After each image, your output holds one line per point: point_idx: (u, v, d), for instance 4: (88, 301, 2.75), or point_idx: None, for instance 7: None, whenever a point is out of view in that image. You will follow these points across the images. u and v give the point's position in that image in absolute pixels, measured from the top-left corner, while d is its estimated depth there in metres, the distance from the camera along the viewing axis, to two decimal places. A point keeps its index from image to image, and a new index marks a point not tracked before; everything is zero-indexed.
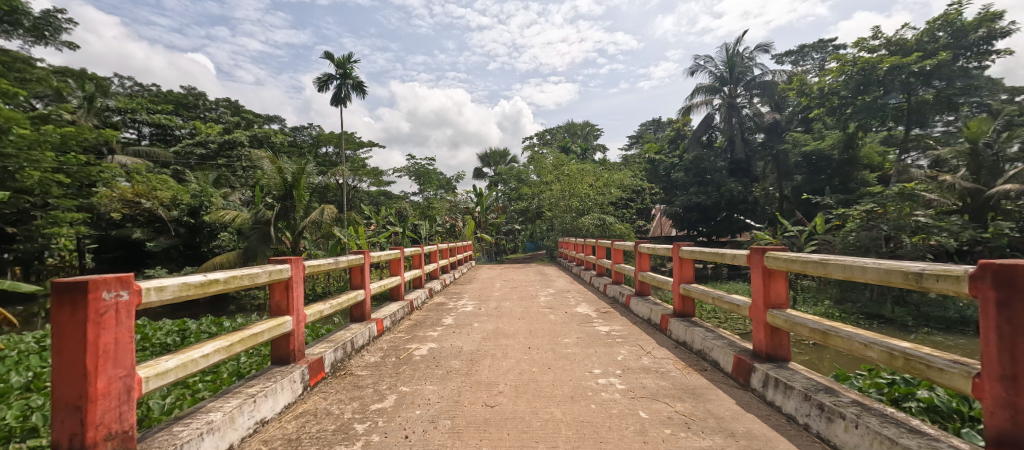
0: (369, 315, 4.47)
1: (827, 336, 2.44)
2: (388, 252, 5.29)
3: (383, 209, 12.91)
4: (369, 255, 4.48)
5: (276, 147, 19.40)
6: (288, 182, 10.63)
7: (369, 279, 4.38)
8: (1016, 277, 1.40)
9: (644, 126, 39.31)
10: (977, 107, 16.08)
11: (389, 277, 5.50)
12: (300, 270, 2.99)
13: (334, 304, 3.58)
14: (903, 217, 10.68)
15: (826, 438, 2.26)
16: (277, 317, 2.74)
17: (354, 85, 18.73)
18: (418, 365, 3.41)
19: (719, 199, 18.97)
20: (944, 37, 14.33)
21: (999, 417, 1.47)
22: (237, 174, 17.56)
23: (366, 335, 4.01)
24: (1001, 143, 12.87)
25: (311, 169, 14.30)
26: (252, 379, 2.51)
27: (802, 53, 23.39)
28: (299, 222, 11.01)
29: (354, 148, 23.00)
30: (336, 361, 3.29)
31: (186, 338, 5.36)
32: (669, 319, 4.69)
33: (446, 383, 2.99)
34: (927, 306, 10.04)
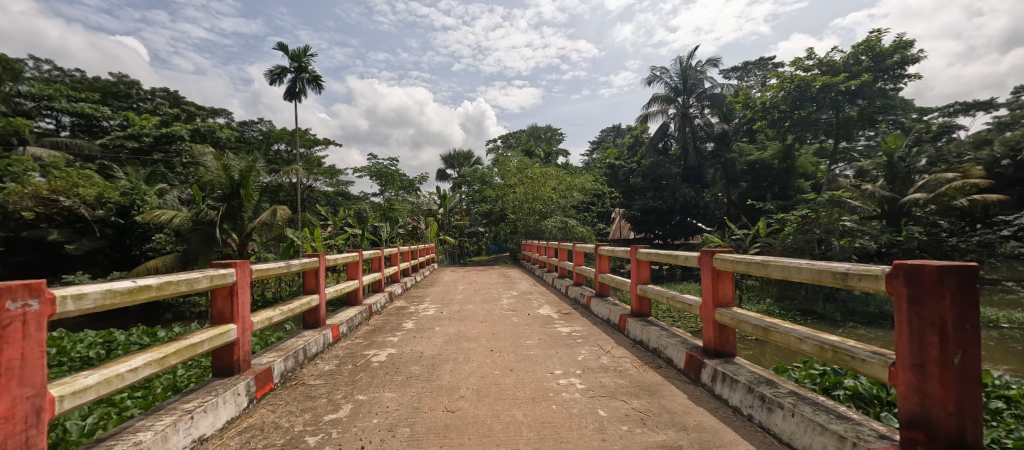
0: (324, 321, 4.34)
1: (768, 331, 2.65)
2: (346, 255, 5.16)
3: (341, 210, 12.51)
4: (324, 258, 4.35)
5: (222, 143, 18.27)
6: (236, 180, 10.08)
7: (324, 283, 4.26)
8: (921, 275, 1.61)
9: (604, 132, 40.61)
10: (894, 124, 17.92)
11: (347, 281, 5.35)
12: (247, 275, 2.87)
13: (287, 309, 3.45)
14: (833, 222, 11.70)
15: (766, 427, 2.45)
16: (221, 326, 2.62)
17: (309, 79, 18.04)
18: (377, 372, 3.37)
19: (674, 204, 19.94)
20: (866, 60, 15.90)
21: (909, 401, 1.68)
22: (176, 171, 16.34)
23: (320, 342, 3.90)
24: (913, 157, 14.60)
25: (261, 167, 13.61)
26: (190, 394, 2.38)
27: (746, 69, 25.09)
28: (247, 223, 10.46)
29: (308, 145, 22.12)
30: (286, 371, 3.18)
31: (112, 351, 4.96)
32: (627, 319, 4.88)
33: (405, 389, 2.98)
34: (853, 303, 11.03)
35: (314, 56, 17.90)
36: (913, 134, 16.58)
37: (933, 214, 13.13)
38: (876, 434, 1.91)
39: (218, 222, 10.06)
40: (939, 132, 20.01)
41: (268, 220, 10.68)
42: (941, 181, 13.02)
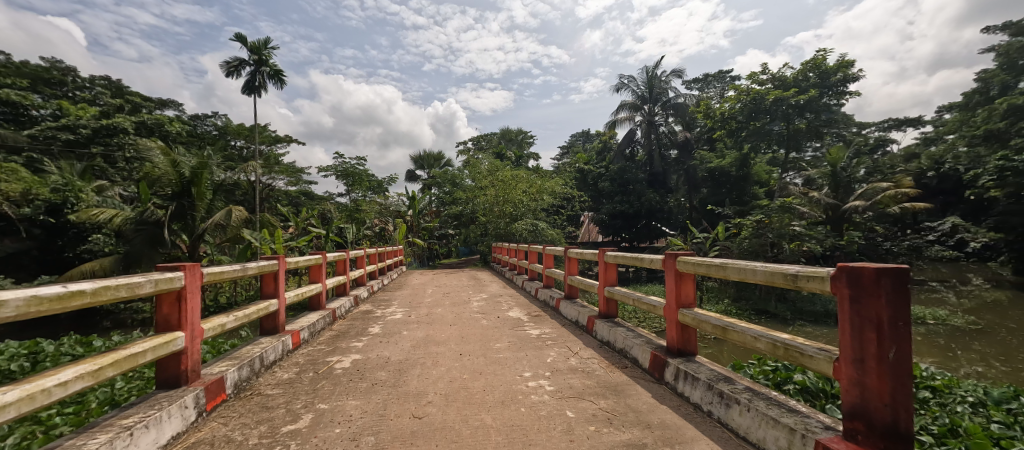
0: (283, 327, 4.20)
1: (726, 331, 2.80)
2: (309, 257, 5.00)
3: (304, 211, 12.05)
4: (284, 261, 4.21)
5: (171, 137, 17.23)
6: (186, 176, 9.50)
7: (284, 287, 4.12)
8: (861, 276, 1.78)
9: (574, 137, 41.43)
10: (837, 137, 19.33)
11: (310, 284, 5.19)
12: (196, 279, 2.74)
13: (242, 315, 3.32)
14: (784, 227, 12.47)
15: (725, 422, 2.60)
16: (166, 334, 2.50)
17: (270, 74, 17.42)
18: (341, 379, 3.31)
19: (640, 208, 20.59)
20: (814, 77, 17.03)
21: (851, 394, 1.84)
22: (120, 166, 15.28)
23: (278, 349, 3.78)
24: (853, 167, 15.69)
25: (215, 164, 12.93)
26: (129, 409, 2.25)
27: (706, 81, 26.34)
28: (198, 224, 9.90)
29: (268, 142, 21.25)
30: (240, 381, 3.06)
31: (39, 364, 4.59)
32: (595, 321, 5.01)
33: (370, 396, 2.94)
34: (801, 303, 11.76)
35: (276, 49, 17.28)
36: (853, 147, 17.98)
37: (871, 220, 14.26)
38: (822, 425, 2.08)
39: (166, 221, 9.45)
40: (874, 146, 21.81)
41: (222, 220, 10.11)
42: (878, 190, 14.16)
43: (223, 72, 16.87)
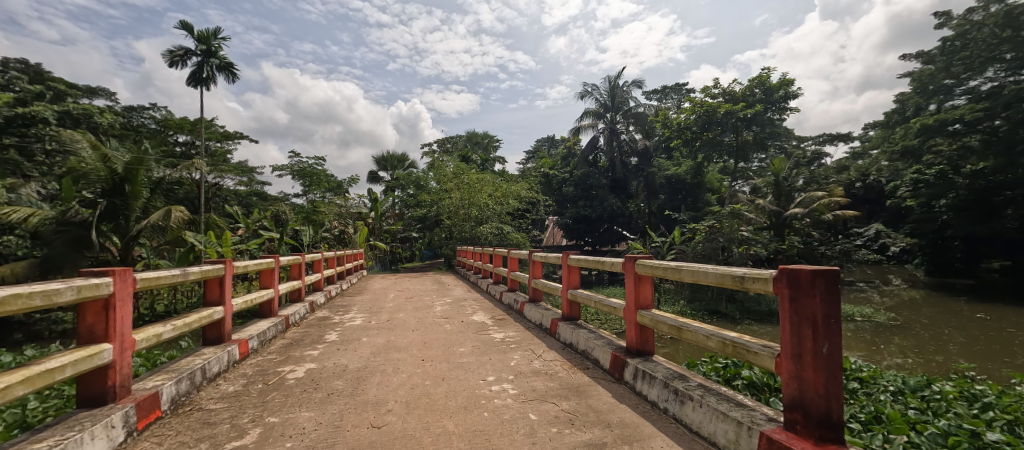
0: (228, 336, 3.97)
1: (681, 330, 2.96)
2: (260, 261, 4.74)
3: (256, 212, 11.35)
4: (231, 265, 3.94)
5: (102, 130, 15.89)
6: (118, 173, 8.94)
7: (230, 294, 3.85)
8: (797, 277, 1.96)
9: (539, 142, 42.09)
10: (779, 150, 21.01)
11: (260, 290, 4.92)
12: (126, 286, 2.52)
13: (182, 324, 3.09)
14: (733, 231, 13.25)
15: (679, 418, 2.75)
16: (91, 346, 2.27)
17: (219, 66, 16.54)
18: (294, 390, 3.18)
19: (602, 212, 21.21)
20: (760, 93, 18.51)
21: (791, 388, 2.01)
22: (37, 159, 13.77)
23: (223, 360, 3.56)
24: (793, 177, 16.96)
25: (153, 160, 12.05)
26: (42, 431, 2.00)
27: (665, 92, 27.56)
28: (132, 225, 9.25)
29: (216, 138, 20.07)
30: (177, 396, 2.85)
31: None
32: (558, 323, 5.12)
33: (325, 407, 2.85)
34: (749, 303, 12.50)
35: (226, 40, 16.42)
36: (794, 158, 19.43)
37: (809, 226, 15.42)
38: (765, 417, 2.27)
39: (94, 221, 8.63)
40: (812, 158, 23.68)
41: (160, 221, 9.27)
42: (815, 198, 15.38)
43: (166, 61, 15.82)
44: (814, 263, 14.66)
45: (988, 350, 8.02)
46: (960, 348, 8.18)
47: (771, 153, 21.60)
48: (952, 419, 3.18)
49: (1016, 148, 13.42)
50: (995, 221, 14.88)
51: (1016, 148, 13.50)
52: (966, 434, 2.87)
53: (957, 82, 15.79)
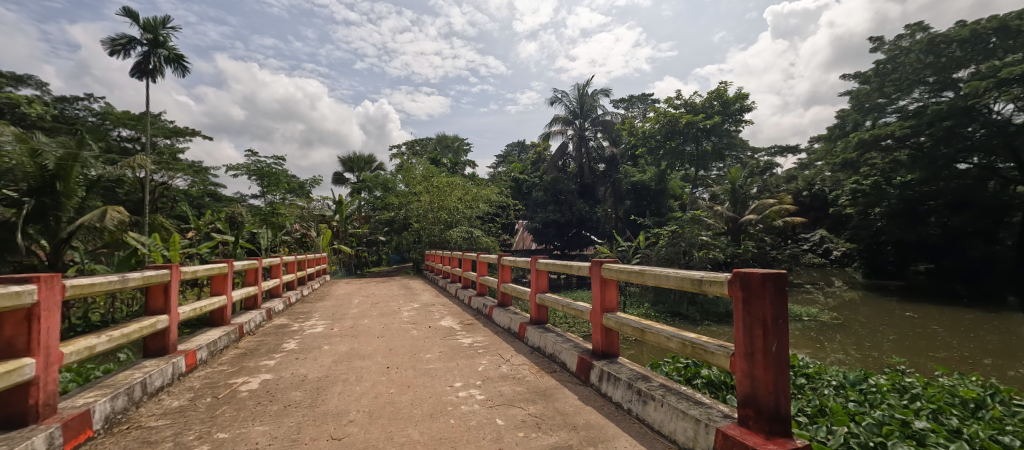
0: (174, 346, 3.56)
1: (645, 333, 3.07)
2: (210, 265, 4.36)
3: (208, 213, 10.71)
4: (177, 270, 3.61)
5: (31, 122, 14.58)
6: (49, 170, 8.26)
7: (176, 301, 3.50)
8: (748, 280, 2.10)
9: (509, 147, 42.34)
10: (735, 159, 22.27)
11: (212, 297, 4.55)
12: (52, 294, 2.23)
13: (119, 335, 2.79)
14: (693, 236, 13.81)
15: (641, 417, 2.86)
16: (9, 360, 1.96)
17: (168, 57, 15.67)
18: (245, 403, 2.97)
19: (571, 217, 21.70)
20: (717, 105, 19.66)
21: (744, 385, 2.14)
22: None
23: (167, 373, 3.17)
24: (748, 186, 17.92)
25: (89, 156, 11.17)
26: None
27: (631, 101, 28.51)
28: (63, 226, 8.51)
29: (163, 135, 18.80)
30: (115, 413, 2.52)
31: None
32: (527, 327, 5.17)
33: (281, 420, 2.71)
34: (708, 305, 13.06)
35: (175, 29, 15.57)
36: (748, 168, 20.57)
37: (762, 231, 16.34)
38: (721, 414, 2.40)
39: (19, 221, 7.76)
40: (764, 168, 25.16)
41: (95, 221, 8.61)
42: (767, 205, 16.34)
43: (107, 50, 14.80)
44: (766, 266, 15.54)
45: (916, 345, 8.79)
46: (892, 344, 8.92)
47: (729, 161, 22.78)
48: (886, 410, 3.46)
49: (938, 163, 14.83)
50: (922, 228, 16.32)
51: (938, 163, 14.91)
52: (898, 423, 3.12)
53: (888, 101, 17.19)
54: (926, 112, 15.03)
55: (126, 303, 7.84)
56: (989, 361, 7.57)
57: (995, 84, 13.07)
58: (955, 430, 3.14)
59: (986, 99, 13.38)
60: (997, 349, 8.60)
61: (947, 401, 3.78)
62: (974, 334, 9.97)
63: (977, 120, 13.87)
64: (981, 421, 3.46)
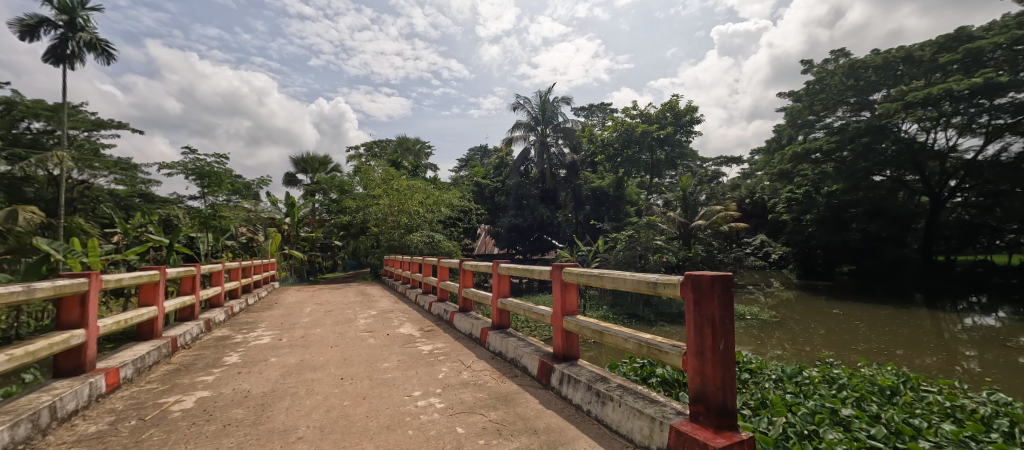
0: (92, 364, 3.19)
1: (603, 334, 3.10)
2: (139, 273, 3.98)
3: (137, 214, 9.78)
4: (97, 278, 3.26)
5: None
6: None
7: (95, 313, 3.15)
8: (698, 281, 2.16)
9: (471, 152, 42.20)
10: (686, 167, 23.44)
11: (140, 308, 4.14)
12: None
13: (22, 353, 2.46)
14: (648, 241, 14.32)
15: (601, 418, 2.88)
16: None
17: (88, 42, 14.35)
18: (179, 424, 2.72)
19: (533, 221, 21.81)
20: (670, 116, 20.88)
21: (695, 382, 2.20)
22: None
23: (84, 395, 2.84)
24: (697, 193, 18.83)
25: None
26: None
27: (590, 110, 29.39)
28: None
29: (84, 128, 16.98)
30: (13, 443, 2.21)
31: None
32: (488, 332, 5.11)
33: (219, 441, 2.49)
34: (663, 307, 13.55)
35: (97, 13, 14.28)
36: (698, 176, 21.69)
37: (710, 236, 17.22)
38: (675, 411, 2.46)
39: None
40: (711, 176, 26.67)
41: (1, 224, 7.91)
42: (715, 211, 17.24)
43: (14, 31, 13.30)
44: (715, 269, 16.39)
45: (841, 339, 9.58)
46: (821, 338, 9.71)
47: (680, 169, 23.95)
48: (817, 399, 3.72)
49: (857, 175, 16.31)
50: (845, 233, 17.93)
51: (857, 175, 16.43)
52: (828, 410, 3.36)
53: (817, 119, 18.68)
54: (847, 129, 16.48)
55: (34, 317, 6.99)
56: (900, 352, 8.40)
57: (903, 107, 14.60)
58: (875, 416, 3.43)
59: (896, 119, 14.89)
60: (907, 340, 9.55)
61: (867, 389, 4.16)
62: (891, 328, 11.03)
63: (889, 138, 15.40)
64: (896, 406, 3.81)
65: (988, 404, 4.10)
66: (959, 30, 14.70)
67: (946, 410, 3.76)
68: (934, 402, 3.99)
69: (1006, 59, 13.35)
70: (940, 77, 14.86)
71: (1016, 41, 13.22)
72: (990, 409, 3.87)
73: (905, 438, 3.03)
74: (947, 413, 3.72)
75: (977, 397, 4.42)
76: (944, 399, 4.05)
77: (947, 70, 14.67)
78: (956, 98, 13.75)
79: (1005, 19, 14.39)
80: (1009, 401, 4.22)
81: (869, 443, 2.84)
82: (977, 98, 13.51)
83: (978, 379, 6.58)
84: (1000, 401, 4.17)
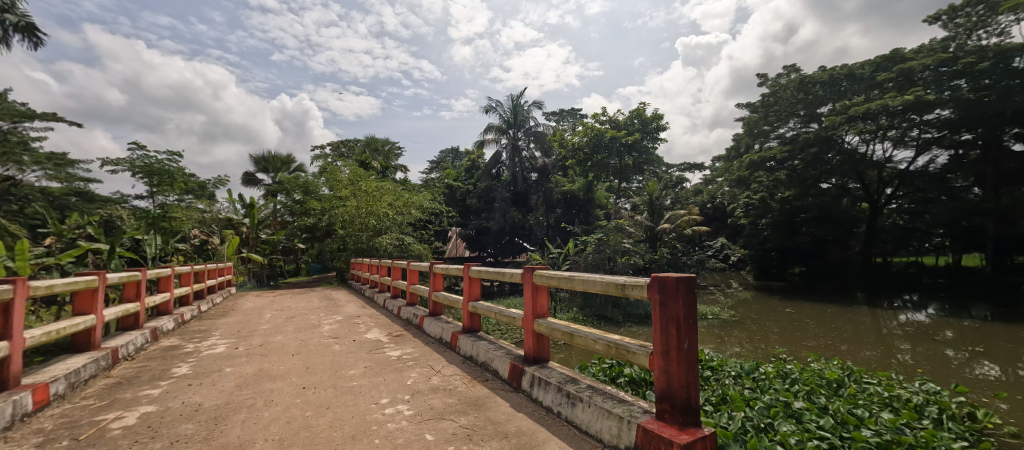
0: (16, 381, 2.88)
1: (573, 336, 3.09)
2: (76, 279, 3.65)
3: (75, 215, 9.06)
4: (24, 285, 2.96)
5: None
6: None
7: (19, 324, 2.86)
8: (664, 283, 2.18)
9: (442, 153, 41.86)
10: (652, 173, 24.15)
11: (76, 317, 3.79)
12: None
13: None
14: (617, 244, 14.62)
15: (571, 420, 2.87)
16: None
17: (17, 26, 13.30)
18: (119, 443, 2.50)
19: (504, 224, 21.76)
20: (637, 123, 21.51)
21: (661, 382, 2.22)
22: None
23: (6, 414, 2.56)
24: (662, 198, 19.42)
25: None
26: None
27: (561, 115, 29.79)
28: None
29: (14, 120, 15.60)
30: None
31: None
32: (459, 336, 5.03)
33: None
34: (631, 308, 13.84)
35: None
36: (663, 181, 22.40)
37: (675, 239, 17.75)
38: (642, 410, 2.48)
39: None
40: (675, 181, 27.62)
41: None
42: (679, 215, 17.81)
43: None
44: (679, 271, 16.90)
45: (793, 336, 10.09)
46: (775, 335, 10.19)
47: (647, 174, 24.63)
48: (773, 393, 3.90)
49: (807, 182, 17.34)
50: (796, 237, 18.99)
51: (807, 182, 17.46)
52: (782, 404, 3.53)
53: (771, 129, 19.69)
54: (797, 139, 17.46)
55: None
56: (845, 347, 8.96)
57: (847, 119, 15.65)
58: (824, 407, 3.65)
59: (840, 131, 15.95)
60: (851, 336, 10.18)
61: (817, 383, 4.41)
62: (837, 325, 11.75)
63: (834, 148, 16.46)
64: (842, 398, 4.07)
65: (921, 394, 4.43)
66: (893, 51, 15.90)
67: (886, 400, 4.05)
68: (875, 393, 4.26)
69: (933, 79, 14.55)
70: (878, 93, 16.02)
71: (942, 63, 14.40)
72: (922, 398, 4.18)
73: (850, 428, 3.26)
74: (886, 403, 4.01)
75: (911, 387, 4.75)
76: (883, 390, 4.33)
77: (884, 87, 15.82)
78: (892, 113, 14.86)
79: (933, 42, 15.64)
80: (938, 390, 4.56)
81: (819, 434, 3.01)
82: (909, 114, 14.63)
83: (910, 370, 7.09)
84: (931, 390, 4.51)
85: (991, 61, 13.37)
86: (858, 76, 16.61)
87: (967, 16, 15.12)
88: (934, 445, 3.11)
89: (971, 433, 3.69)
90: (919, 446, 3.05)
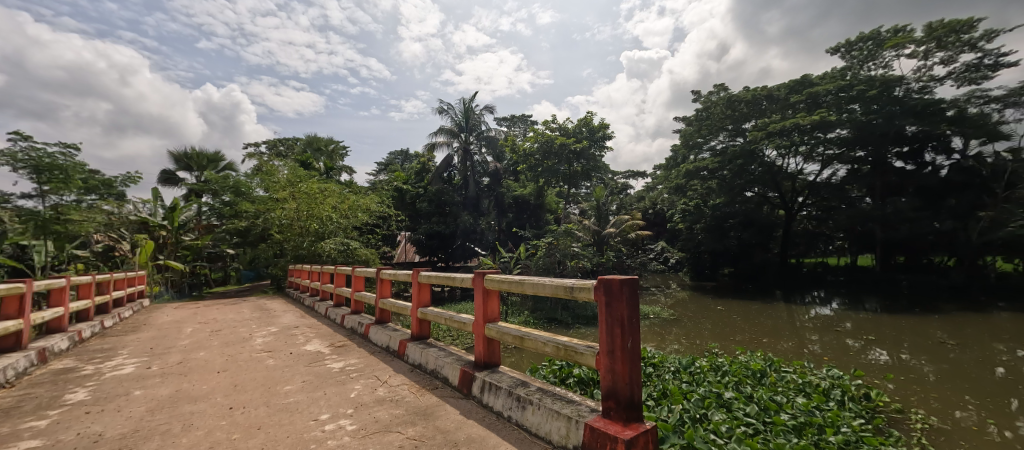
0: None
1: (523, 339, 3.04)
2: None
3: None
4: None
5: None
6: None
7: None
8: (610, 285, 2.18)
9: (391, 155, 40.73)
10: (599, 179, 24.98)
11: None
12: None
13: None
14: (565, 247, 14.94)
15: (521, 423, 2.82)
16: None
17: None
18: None
19: (455, 229, 21.20)
20: (585, 131, 22.18)
21: (607, 381, 2.22)
22: None
23: None
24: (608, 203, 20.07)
25: None
26: None
27: (513, 120, 30.05)
28: None
29: None
30: None
31: None
32: (407, 344, 4.82)
33: None
34: (579, 310, 14.14)
35: None
36: (609, 188, 23.25)
37: (620, 242, 18.39)
38: (589, 408, 2.48)
39: None
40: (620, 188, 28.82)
41: None
42: (624, 220, 18.53)
43: None
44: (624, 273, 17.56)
45: (723, 332, 10.81)
46: (708, 332, 10.85)
47: (595, 181, 25.45)
48: (708, 386, 4.10)
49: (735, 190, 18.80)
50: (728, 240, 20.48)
51: (735, 190, 18.89)
52: (714, 395, 3.73)
53: (705, 140, 21.11)
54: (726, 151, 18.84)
55: None
56: (767, 339, 9.73)
57: (767, 134, 17.18)
58: (749, 396, 3.91)
59: (762, 145, 17.45)
60: (771, 330, 11.06)
61: (744, 374, 4.72)
62: (760, 320, 12.77)
63: (757, 160, 17.97)
64: (764, 386, 4.39)
65: (828, 379, 4.87)
66: (803, 77, 17.69)
67: (801, 387, 4.41)
68: (791, 380, 4.64)
69: (835, 102, 16.44)
70: (792, 113, 17.76)
71: (841, 88, 16.28)
72: (830, 383, 4.61)
73: (771, 413, 3.52)
74: (800, 389, 4.38)
75: (820, 373, 5.20)
76: (798, 377, 4.71)
77: (797, 107, 17.56)
78: (803, 130, 16.54)
79: (833, 70, 17.54)
80: (842, 374, 5.04)
81: (745, 421, 3.20)
82: (816, 132, 16.34)
83: (820, 358, 7.83)
84: (835, 375, 4.97)
85: (878, 89, 15.54)
86: (775, 97, 18.32)
87: (860, 50, 17.17)
88: (838, 424, 3.43)
89: (867, 412, 4.13)
90: (826, 426, 3.35)
